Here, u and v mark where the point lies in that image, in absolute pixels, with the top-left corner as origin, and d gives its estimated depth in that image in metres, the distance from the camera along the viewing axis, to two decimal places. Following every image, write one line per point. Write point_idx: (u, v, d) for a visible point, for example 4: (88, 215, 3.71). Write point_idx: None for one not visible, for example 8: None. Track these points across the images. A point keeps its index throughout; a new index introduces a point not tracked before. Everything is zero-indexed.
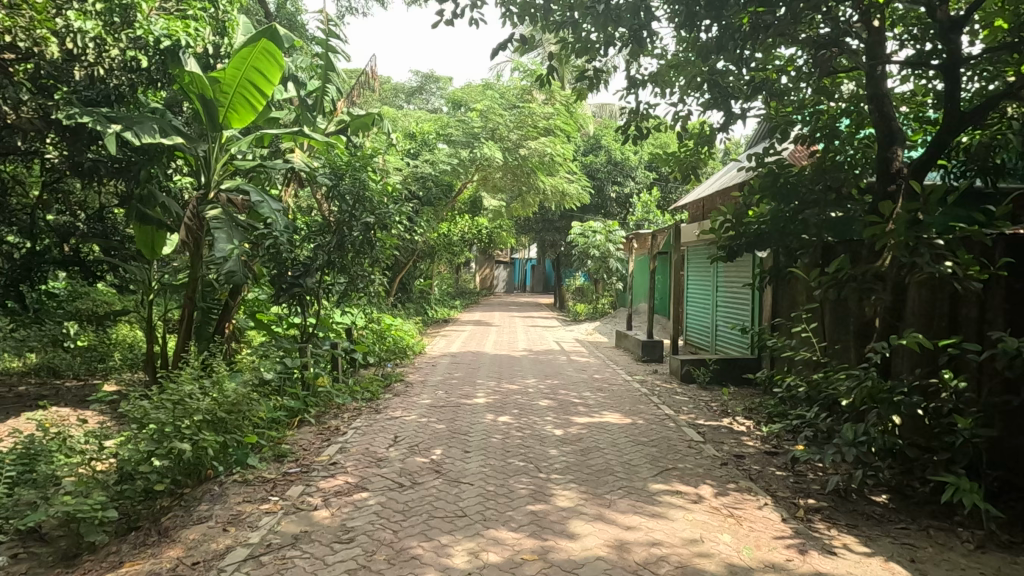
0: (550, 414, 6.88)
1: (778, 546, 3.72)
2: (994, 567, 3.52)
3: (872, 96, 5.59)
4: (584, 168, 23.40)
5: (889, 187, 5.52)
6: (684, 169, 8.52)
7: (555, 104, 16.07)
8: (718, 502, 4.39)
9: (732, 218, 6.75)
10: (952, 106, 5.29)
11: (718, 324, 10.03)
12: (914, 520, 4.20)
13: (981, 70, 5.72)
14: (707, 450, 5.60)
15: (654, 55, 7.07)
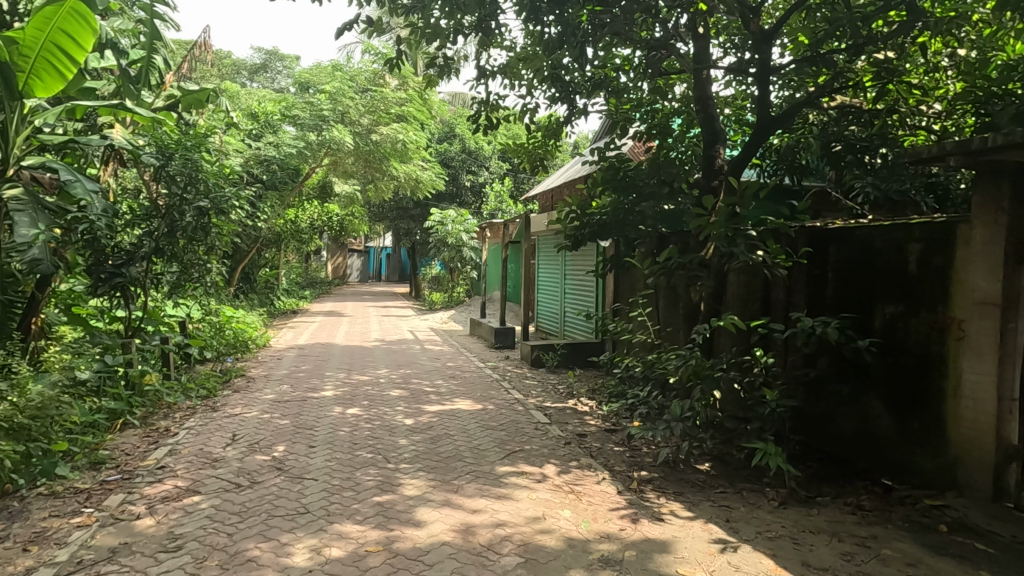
0: (401, 403, 6.82)
1: (613, 518, 3.95)
2: (793, 521, 3.98)
3: (698, 98, 6.07)
4: (439, 156, 23.34)
5: (713, 182, 6.02)
6: (532, 160, 8.74)
7: (408, 89, 15.81)
8: (560, 480, 4.59)
9: (577, 209, 7.06)
10: (763, 110, 5.87)
11: (566, 311, 10.46)
12: (731, 483, 4.65)
13: (789, 80, 6.38)
14: (552, 431, 5.85)
15: (503, 46, 7.17)
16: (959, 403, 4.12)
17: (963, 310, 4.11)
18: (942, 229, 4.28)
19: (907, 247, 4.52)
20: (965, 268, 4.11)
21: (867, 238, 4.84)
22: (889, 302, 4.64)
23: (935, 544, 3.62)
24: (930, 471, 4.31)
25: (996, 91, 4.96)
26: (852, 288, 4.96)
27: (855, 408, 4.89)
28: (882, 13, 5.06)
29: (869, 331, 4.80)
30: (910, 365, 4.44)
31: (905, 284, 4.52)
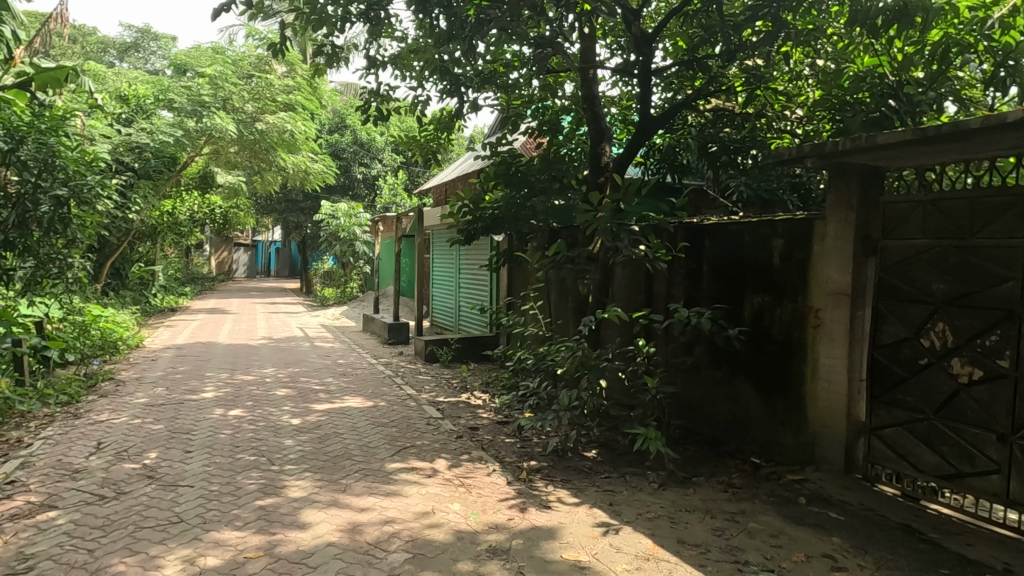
0: (287, 403, 6.58)
1: (502, 508, 4.01)
2: (670, 501, 4.20)
3: (585, 96, 6.24)
4: (329, 148, 22.66)
5: (599, 178, 6.21)
6: (424, 153, 8.66)
7: (295, 77, 15.22)
8: (450, 474, 4.59)
9: (470, 203, 7.06)
10: (645, 111, 6.14)
11: (460, 305, 10.47)
12: (615, 468, 4.84)
13: (669, 83, 6.68)
14: (444, 426, 5.84)
15: (394, 37, 7.05)
16: (816, 384, 4.50)
17: (819, 299, 4.49)
18: (802, 225, 4.64)
19: (772, 242, 4.87)
20: (820, 261, 4.49)
21: (738, 233, 5.17)
22: (757, 293, 4.99)
23: (795, 515, 3.93)
24: (792, 448, 4.69)
25: (850, 99, 5.41)
26: (725, 280, 5.29)
27: (728, 392, 5.23)
28: (751, 22, 5.41)
29: (740, 320, 5.15)
30: (775, 352, 4.80)
31: (771, 276, 4.87)
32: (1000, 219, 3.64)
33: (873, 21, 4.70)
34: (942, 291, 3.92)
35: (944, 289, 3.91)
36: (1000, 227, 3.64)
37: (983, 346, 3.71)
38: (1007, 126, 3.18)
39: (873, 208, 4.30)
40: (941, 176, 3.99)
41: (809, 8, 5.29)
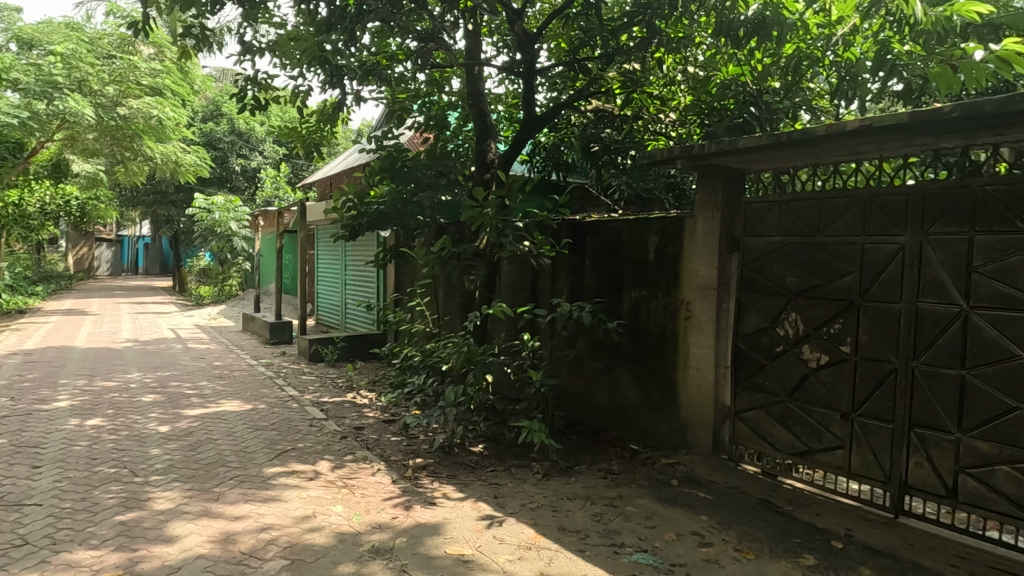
0: (155, 409, 6.14)
1: (385, 508, 3.95)
2: (553, 490, 4.32)
3: (470, 92, 6.25)
4: (203, 137, 21.32)
5: (485, 175, 6.26)
6: (306, 145, 8.34)
7: (163, 60, 14.20)
8: (332, 476, 4.47)
9: (354, 198, 6.86)
10: (528, 109, 6.24)
11: (347, 303, 10.20)
12: (501, 461, 4.90)
13: (553, 82, 6.82)
14: (328, 427, 5.68)
15: (272, 23, 6.73)
16: (687, 372, 4.80)
17: (689, 292, 4.78)
18: (674, 223, 4.91)
19: (647, 239, 5.12)
20: (690, 257, 4.77)
21: (616, 230, 5.39)
22: (634, 287, 5.23)
23: (667, 496, 4.16)
24: (667, 434, 4.96)
25: (718, 104, 5.77)
26: (605, 276, 5.50)
27: (609, 383, 5.46)
28: (627, 28, 5.64)
29: (619, 313, 5.38)
30: (651, 342, 5.06)
31: (646, 271, 5.12)
32: (842, 218, 4.02)
33: (736, 33, 5.00)
34: (794, 284, 4.28)
35: (796, 281, 4.26)
36: (841, 225, 4.02)
37: (828, 334, 4.08)
38: (845, 134, 3.52)
39: (736, 207, 4.62)
40: (794, 178, 4.35)
41: (679, 17, 5.58)
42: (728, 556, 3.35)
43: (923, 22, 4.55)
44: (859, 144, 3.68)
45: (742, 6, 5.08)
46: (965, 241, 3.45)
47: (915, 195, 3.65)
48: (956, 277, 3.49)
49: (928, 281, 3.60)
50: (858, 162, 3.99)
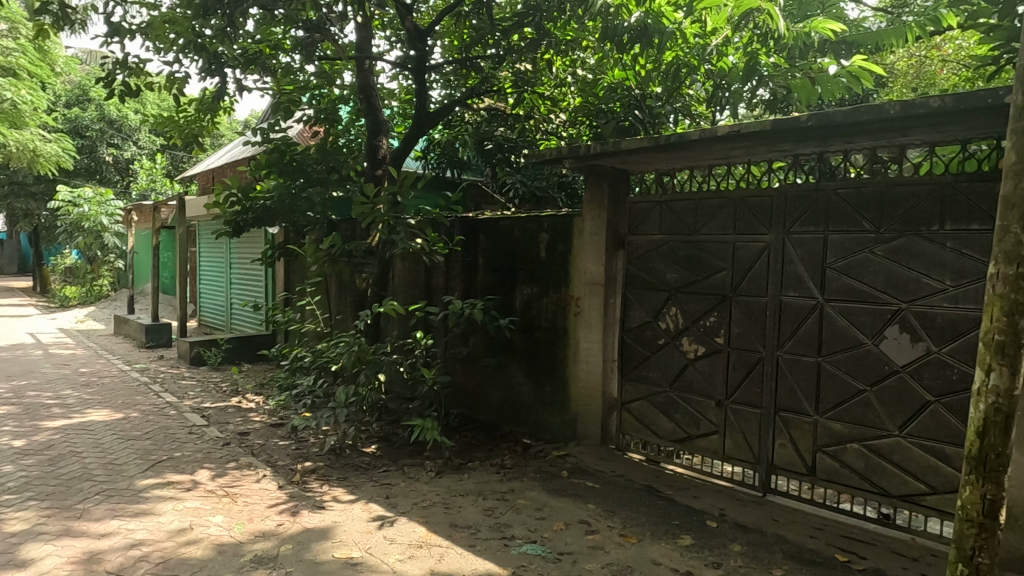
0: (8, 422, 5.58)
1: (270, 515, 3.80)
2: (446, 487, 4.32)
3: (361, 86, 6.11)
4: (67, 123, 19.58)
5: (376, 171, 6.14)
6: (185, 136, 7.84)
7: (17, 37, 12.91)
8: (213, 485, 4.25)
9: (238, 193, 6.57)
10: (421, 105, 6.19)
11: (232, 303, 9.72)
12: (394, 461, 4.85)
13: (447, 79, 6.81)
14: (209, 433, 5.39)
15: (143, 3, 6.26)
16: (577, 366, 4.95)
17: (579, 289, 4.92)
18: (563, 221, 5.03)
19: (538, 237, 5.23)
20: (579, 254, 4.92)
21: (508, 228, 5.46)
22: (526, 284, 5.32)
23: (557, 487, 4.27)
24: (558, 426, 5.10)
25: (605, 108, 5.96)
26: (497, 273, 5.57)
27: (502, 379, 5.53)
28: (517, 28, 5.71)
29: (511, 310, 5.46)
30: (543, 338, 5.18)
31: (538, 269, 5.23)
32: (716, 218, 4.28)
33: (621, 38, 5.17)
34: (674, 280, 4.51)
35: (676, 277, 4.49)
36: (715, 225, 4.28)
37: (704, 326, 4.34)
38: (716, 139, 3.74)
39: (621, 206, 4.80)
40: (674, 180, 4.57)
41: (568, 22, 5.73)
42: (612, 542, 3.49)
43: (786, 36, 4.89)
44: (729, 149, 3.92)
45: (625, 13, 5.28)
46: (821, 240, 3.77)
47: (779, 197, 3.95)
48: (813, 272, 3.81)
49: (790, 276, 3.91)
50: (730, 166, 4.25)
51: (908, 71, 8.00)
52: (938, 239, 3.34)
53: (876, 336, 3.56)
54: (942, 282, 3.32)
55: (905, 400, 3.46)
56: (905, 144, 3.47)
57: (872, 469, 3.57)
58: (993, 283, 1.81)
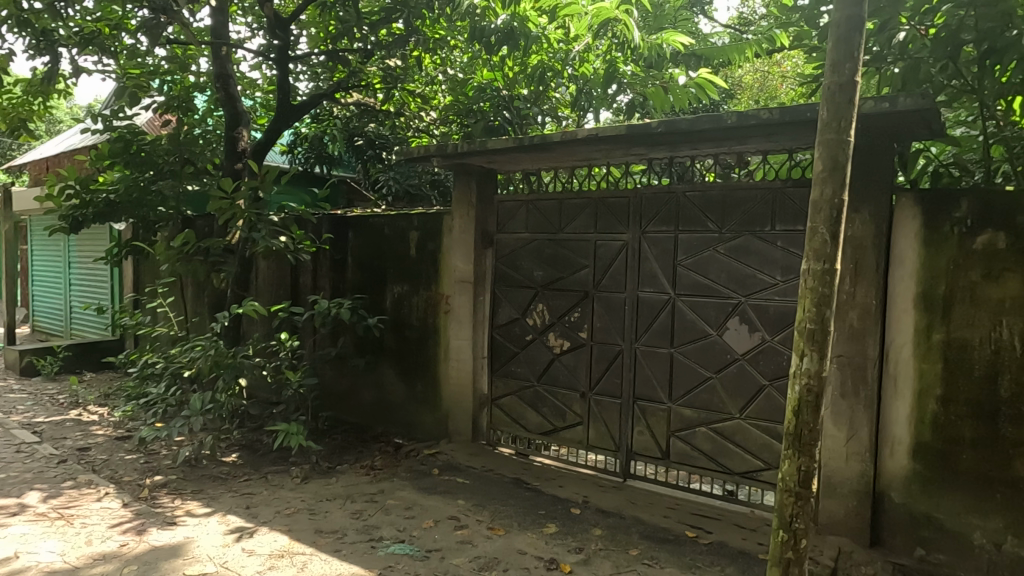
0: None
1: (113, 535, 3.50)
2: (312, 493, 4.18)
3: (217, 74, 5.73)
4: None
5: (236, 165, 5.81)
6: (10, 121, 7.01)
7: None
8: (44, 508, 3.85)
9: (77, 186, 5.97)
10: (283, 96, 5.93)
11: (72, 306, 8.84)
12: (256, 469, 4.62)
13: (314, 70, 6.57)
14: (42, 451, 4.87)
15: None
16: (448, 364, 4.96)
17: (449, 287, 4.94)
18: (433, 218, 5.02)
19: (408, 235, 5.18)
20: (449, 253, 4.93)
21: (378, 226, 5.36)
22: (397, 282, 5.26)
23: (427, 486, 4.27)
24: (431, 424, 5.09)
25: (474, 107, 6.03)
26: (367, 272, 5.46)
27: (373, 379, 5.44)
28: (385, 22, 5.62)
29: (381, 309, 5.38)
30: (414, 337, 5.15)
31: (408, 266, 5.19)
32: (578, 218, 4.46)
33: (488, 40, 5.25)
34: (541, 277, 4.64)
35: (542, 275, 4.63)
36: (578, 224, 4.45)
37: (569, 322, 4.51)
38: (576, 142, 3.90)
39: (489, 204, 4.87)
40: (538, 180, 4.70)
41: (436, 20, 5.73)
42: (480, 535, 3.54)
43: (640, 45, 5.29)
44: (589, 151, 4.08)
45: (492, 15, 5.36)
46: (672, 239, 4.03)
47: (634, 199, 4.18)
48: (666, 269, 4.07)
49: (646, 272, 4.15)
50: (591, 167, 4.44)
51: (753, 85, 8.81)
52: (770, 239, 3.68)
53: (720, 327, 3.87)
54: (773, 278, 3.67)
55: (745, 385, 3.79)
56: (743, 150, 3.78)
57: (718, 450, 3.88)
58: (806, 277, 2.02)
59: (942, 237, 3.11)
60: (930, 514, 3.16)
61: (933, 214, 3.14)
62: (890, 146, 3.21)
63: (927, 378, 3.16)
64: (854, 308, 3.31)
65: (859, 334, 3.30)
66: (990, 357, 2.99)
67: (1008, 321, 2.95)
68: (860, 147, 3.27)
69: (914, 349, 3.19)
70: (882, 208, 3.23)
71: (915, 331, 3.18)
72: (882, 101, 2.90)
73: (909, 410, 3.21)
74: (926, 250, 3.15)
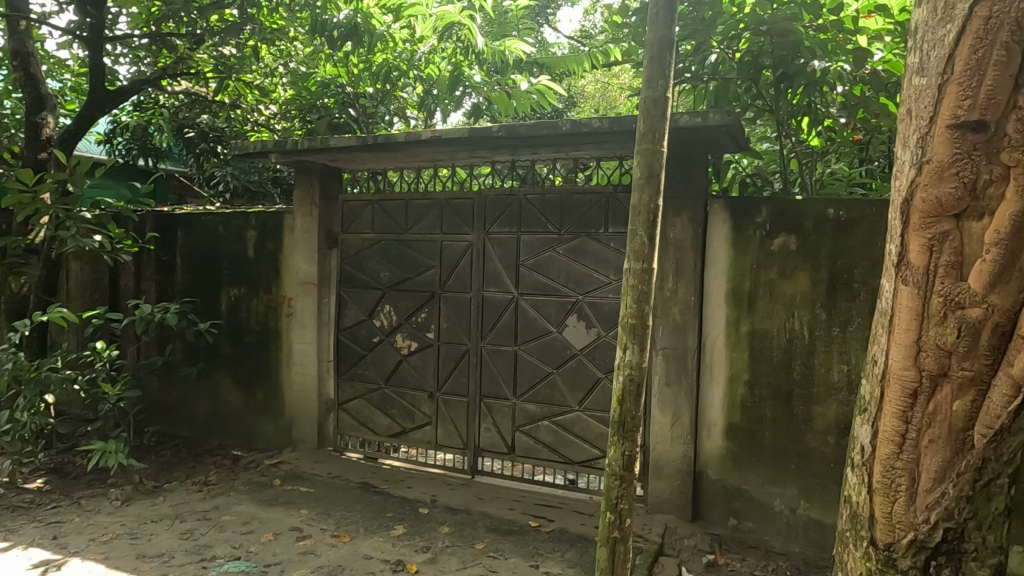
0: None
1: None
2: (134, 515, 3.83)
3: (14, 51, 5.04)
4: None
5: (39, 154, 5.15)
6: None
7: None
8: None
9: None
10: (97, 79, 5.35)
11: None
12: (67, 494, 4.14)
13: (137, 54, 5.97)
14: None
15: None
16: (290, 369, 4.76)
17: (291, 289, 4.73)
18: (272, 217, 4.79)
19: (245, 234, 4.89)
20: (290, 252, 4.73)
21: (211, 224, 5.01)
22: (232, 285, 4.96)
23: (267, 498, 4.06)
24: (272, 433, 4.86)
25: (317, 103, 5.78)
26: (199, 274, 5.10)
27: (208, 388, 5.10)
28: (216, 7, 5.27)
29: (216, 313, 5.04)
30: (253, 342, 4.89)
31: (245, 268, 4.90)
32: (425, 218, 4.47)
33: (330, 34, 5.09)
34: (387, 278, 4.60)
35: (389, 275, 4.59)
36: (424, 224, 4.47)
37: (416, 322, 4.51)
38: (420, 142, 3.91)
39: (333, 204, 4.74)
40: (384, 180, 4.67)
41: (275, 7, 5.46)
42: (324, 544, 3.44)
43: (483, 51, 5.40)
44: (435, 152, 4.10)
45: (334, 9, 5.17)
46: (515, 240, 4.17)
47: (478, 200, 4.27)
48: (509, 269, 4.20)
49: (490, 273, 4.26)
50: (436, 168, 4.47)
51: (594, 95, 9.37)
52: (604, 240, 3.92)
53: (560, 325, 4.06)
54: (607, 277, 3.92)
55: (582, 378, 4.00)
56: (579, 157, 4.00)
57: (559, 442, 4.06)
58: (627, 276, 2.18)
59: (747, 238, 3.49)
60: (740, 487, 3.53)
61: (739, 219, 3.51)
62: (704, 156, 3.55)
63: (736, 365, 3.53)
64: (676, 303, 3.62)
65: (681, 327, 3.61)
66: (786, 345, 3.40)
67: (799, 313, 3.37)
68: (679, 157, 3.58)
69: (725, 340, 3.56)
70: (698, 212, 3.56)
71: (726, 323, 3.55)
72: (695, 116, 3.20)
73: (722, 395, 3.57)
74: (734, 250, 3.53)
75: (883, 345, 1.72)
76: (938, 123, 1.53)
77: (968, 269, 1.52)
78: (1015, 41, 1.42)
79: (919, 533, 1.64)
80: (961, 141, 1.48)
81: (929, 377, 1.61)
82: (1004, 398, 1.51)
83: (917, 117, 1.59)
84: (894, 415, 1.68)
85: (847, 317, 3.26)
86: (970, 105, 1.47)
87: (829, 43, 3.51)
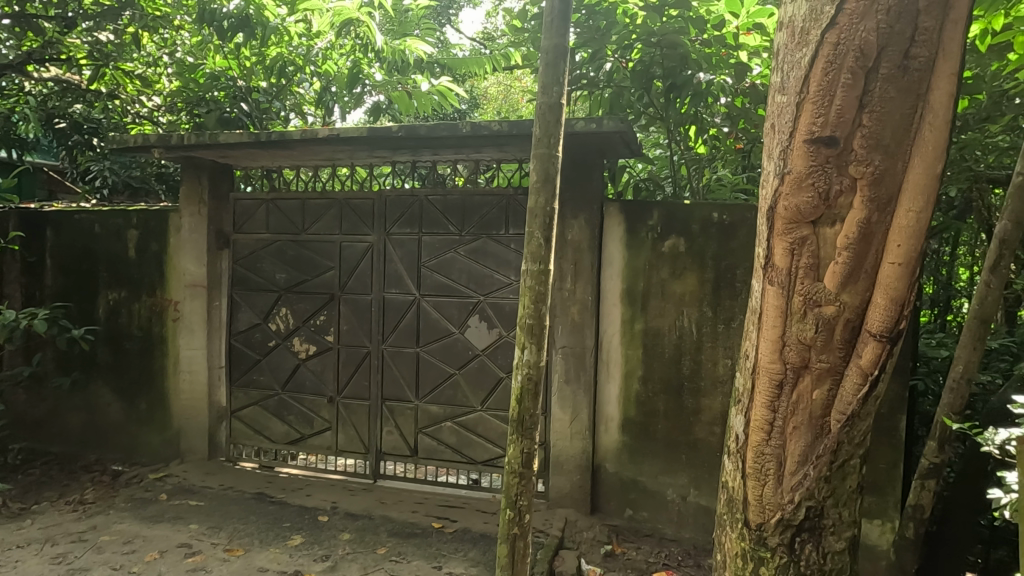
0: None
1: None
2: None
3: None
4: None
5: None
6: None
7: None
8: None
9: None
10: None
11: None
12: None
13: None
14: None
15: None
16: (177, 377, 4.50)
17: (177, 292, 4.47)
18: (155, 216, 4.51)
19: (125, 234, 4.57)
20: (175, 253, 4.47)
21: (86, 223, 4.66)
22: (111, 288, 4.63)
23: (152, 514, 3.82)
24: (157, 445, 4.58)
25: (206, 96, 5.42)
26: (72, 277, 4.72)
27: (84, 400, 4.74)
28: None
29: (93, 319, 4.69)
30: (135, 348, 4.58)
31: (125, 270, 4.59)
32: (322, 218, 4.35)
33: (219, 24, 4.89)
34: (283, 280, 4.44)
35: (285, 277, 4.44)
36: (322, 224, 4.35)
37: (314, 325, 4.39)
38: (316, 141, 3.80)
39: (224, 203, 4.53)
40: (280, 178, 4.51)
41: None
42: (215, 559, 3.28)
43: (383, 49, 5.33)
44: (333, 151, 4.01)
45: None
46: (415, 241, 4.15)
47: (378, 200, 4.21)
48: (410, 271, 4.17)
49: (391, 275, 4.21)
50: (334, 167, 4.36)
51: (497, 97, 9.45)
52: (504, 242, 3.97)
53: (462, 325, 4.08)
54: (507, 278, 3.97)
55: (484, 378, 4.04)
56: (479, 159, 4.04)
57: (462, 442, 4.08)
58: (524, 278, 2.22)
59: (640, 240, 3.65)
60: (635, 478, 3.69)
61: (632, 222, 3.66)
62: (598, 161, 3.68)
63: (630, 361, 3.68)
64: (574, 303, 3.73)
65: (579, 326, 3.73)
66: (676, 342, 3.58)
67: (687, 312, 3.56)
68: (575, 161, 3.69)
69: (620, 338, 3.70)
70: (594, 215, 3.69)
71: (621, 322, 3.70)
72: (590, 122, 3.30)
73: (618, 390, 3.72)
74: (628, 252, 3.67)
75: (753, 340, 1.85)
76: (796, 138, 1.66)
77: (824, 271, 1.67)
78: (860, 66, 1.56)
79: (785, 513, 1.79)
80: (816, 154, 1.63)
81: (792, 369, 1.75)
82: (854, 386, 1.70)
83: (779, 132, 1.72)
84: (763, 405, 1.81)
85: (730, 315, 3.48)
86: (822, 122, 1.61)
87: (714, 57, 3.74)
